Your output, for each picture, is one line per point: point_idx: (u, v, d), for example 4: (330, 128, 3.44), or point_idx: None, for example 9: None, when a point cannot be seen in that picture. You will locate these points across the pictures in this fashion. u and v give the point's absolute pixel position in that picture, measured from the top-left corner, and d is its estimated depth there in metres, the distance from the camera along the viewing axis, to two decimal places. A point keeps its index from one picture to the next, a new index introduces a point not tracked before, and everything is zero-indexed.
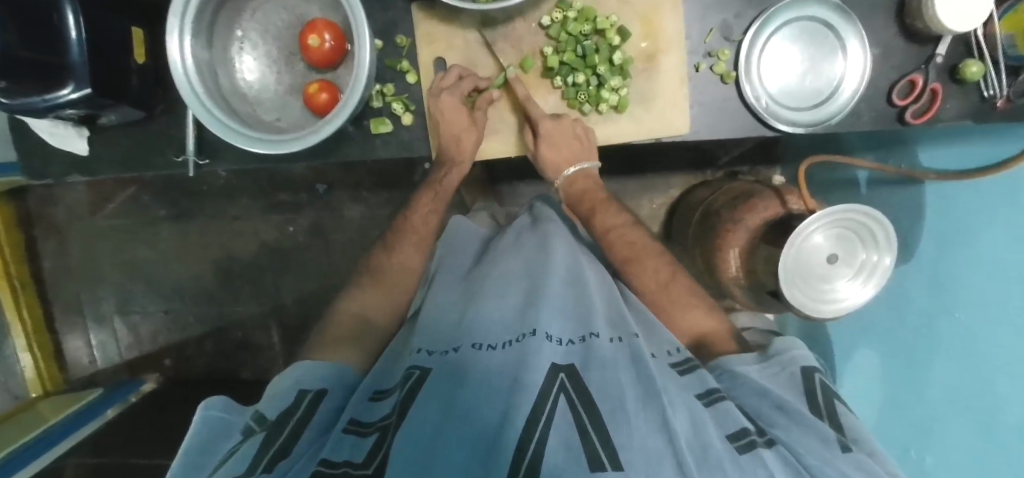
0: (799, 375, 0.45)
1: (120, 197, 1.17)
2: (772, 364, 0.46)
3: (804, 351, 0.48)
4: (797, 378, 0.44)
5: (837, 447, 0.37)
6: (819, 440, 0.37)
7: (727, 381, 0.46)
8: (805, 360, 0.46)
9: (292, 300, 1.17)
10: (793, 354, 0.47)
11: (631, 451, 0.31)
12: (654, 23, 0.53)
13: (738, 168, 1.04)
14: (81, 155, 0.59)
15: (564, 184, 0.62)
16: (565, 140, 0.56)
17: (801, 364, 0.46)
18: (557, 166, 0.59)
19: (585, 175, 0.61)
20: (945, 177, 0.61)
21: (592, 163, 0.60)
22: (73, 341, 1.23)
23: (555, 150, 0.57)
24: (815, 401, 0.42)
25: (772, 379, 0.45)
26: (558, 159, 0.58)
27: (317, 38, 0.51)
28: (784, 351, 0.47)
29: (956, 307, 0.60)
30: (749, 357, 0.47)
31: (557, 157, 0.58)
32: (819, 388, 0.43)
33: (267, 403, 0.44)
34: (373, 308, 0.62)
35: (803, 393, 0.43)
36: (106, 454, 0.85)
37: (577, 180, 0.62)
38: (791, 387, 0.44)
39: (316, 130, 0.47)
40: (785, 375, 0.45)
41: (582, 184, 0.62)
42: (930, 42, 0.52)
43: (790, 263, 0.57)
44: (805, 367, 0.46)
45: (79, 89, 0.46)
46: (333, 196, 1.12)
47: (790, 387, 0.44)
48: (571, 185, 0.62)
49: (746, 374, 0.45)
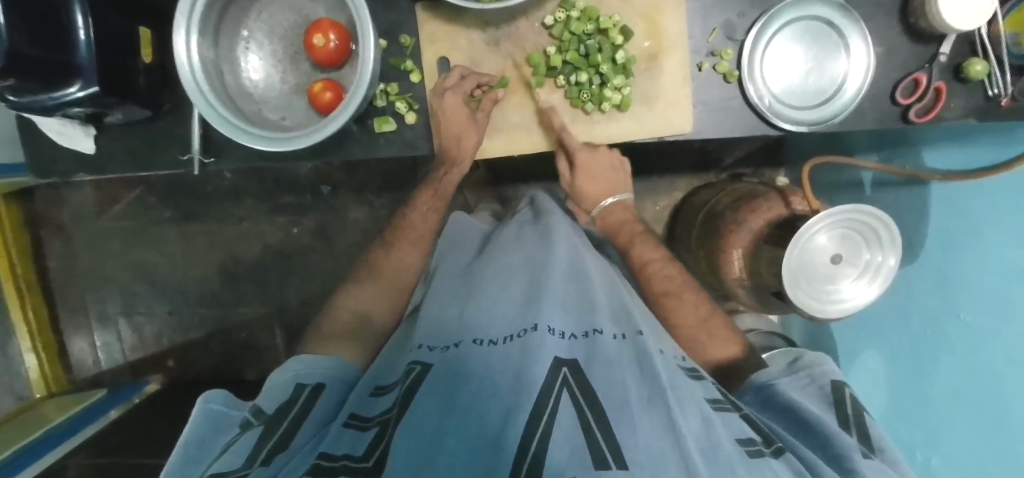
0: (829, 388, 0.47)
1: (126, 199, 1.18)
2: (803, 377, 0.49)
3: (835, 368, 0.51)
4: (827, 390, 0.47)
5: (853, 456, 0.37)
6: (835, 451, 0.38)
7: (757, 393, 0.48)
8: (834, 375, 0.49)
9: (296, 301, 1.18)
10: (823, 368, 0.50)
11: (635, 450, 0.30)
12: (657, 22, 0.54)
13: (741, 170, 1.04)
14: (87, 153, 0.60)
15: (601, 215, 0.65)
16: (600, 172, 0.60)
17: (832, 379, 0.48)
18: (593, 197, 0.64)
19: (622, 206, 0.65)
20: (950, 178, 0.60)
21: (627, 191, 0.64)
22: (77, 342, 1.24)
23: (591, 179, 0.61)
24: (842, 414, 0.44)
25: (801, 390, 0.47)
26: (593, 187, 0.62)
27: (322, 37, 0.51)
28: (815, 365, 0.50)
29: (962, 307, 0.60)
30: (779, 370, 0.50)
31: (592, 186, 0.62)
32: (849, 400, 0.45)
33: (267, 397, 0.44)
34: (372, 306, 0.62)
35: (832, 404, 0.45)
36: (109, 454, 0.85)
37: (614, 213, 0.65)
38: (820, 398, 0.46)
39: (320, 128, 0.47)
40: (814, 387, 0.48)
41: (618, 215, 0.65)
42: (934, 41, 0.52)
43: (794, 264, 0.56)
44: (834, 382, 0.48)
45: (86, 87, 0.47)
46: (337, 198, 1.13)
47: (820, 399, 0.46)
48: (607, 216, 0.65)
49: (776, 387, 0.47)
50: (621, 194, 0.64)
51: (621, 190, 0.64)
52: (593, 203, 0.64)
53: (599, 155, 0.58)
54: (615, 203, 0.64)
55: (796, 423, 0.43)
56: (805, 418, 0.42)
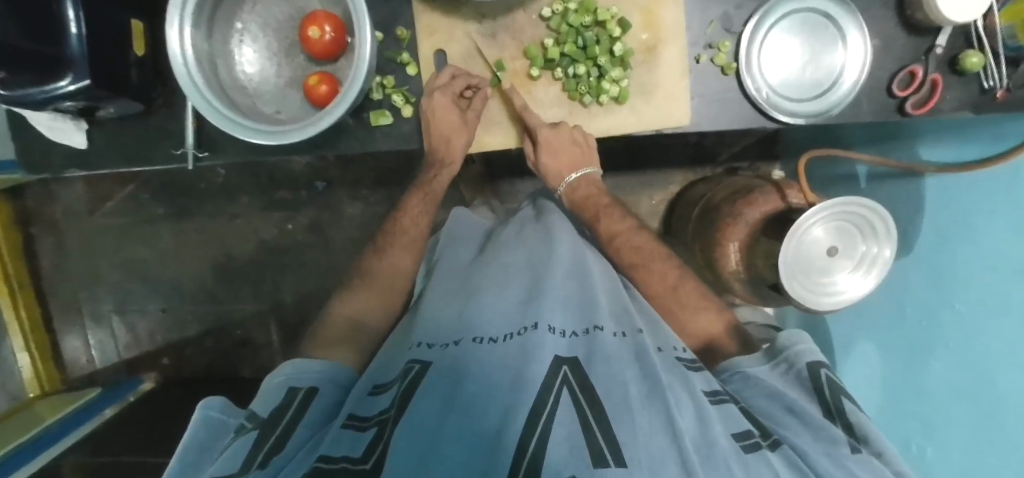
0: (806, 371, 0.45)
1: (119, 195, 1.17)
2: (782, 363, 0.46)
3: (811, 344, 0.47)
4: (804, 376, 0.44)
5: (843, 449, 0.37)
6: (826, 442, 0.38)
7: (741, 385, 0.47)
8: (812, 355, 0.46)
9: (291, 298, 1.17)
10: (799, 348, 0.46)
11: (634, 448, 0.30)
12: (655, 14, 0.53)
13: (737, 164, 1.04)
14: (79, 148, 0.59)
15: (567, 191, 0.63)
16: (563, 148, 0.58)
17: (808, 360, 0.45)
18: (557, 172, 0.61)
19: (586, 181, 0.63)
20: (946, 170, 0.61)
21: (592, 167, 0.61)
22: (71, 341, 1.23)
23: (554, 157, 0.59)
24: (823, 402, 0.42)
25: (781, 378, 0.45)
26: (559, 164, 0.60)
27: (318, 29, 0.51)
28: (791, 346, 0.47)
29: (956, 298, 0.60)
30: (758, 359, 0.49)
31: (556, 162, 0.59)
32: (827, 386, 0.43)
33: (260, 403, 0.44)
34: (361, 313, 0.62)
35: (812, 391, 0.43)
36: (104, 453, 0.85)
37: (580, 186, 0.63)
38: (799, 386, 0.44)
39: (316, 121, 0.47)
40: (792, 374, 0.45)
41: (584, 190, 0.63)
42: (929, 33, 0.53)
43: (790, 257, 0.57)
44: (811, 363, 0.45)
45: (78, 80, 0.46)
46: (332, 194, 1.12)
47: (798, 385, 0.44)
48: (573, 191, 0.63)
49: (757, 379, 0.46)
50: (587, 168, 0.61)
51: (588, 165, 0.61)
52: (557, 179, 0.62)
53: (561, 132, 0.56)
54: (581, 178, 0.62)
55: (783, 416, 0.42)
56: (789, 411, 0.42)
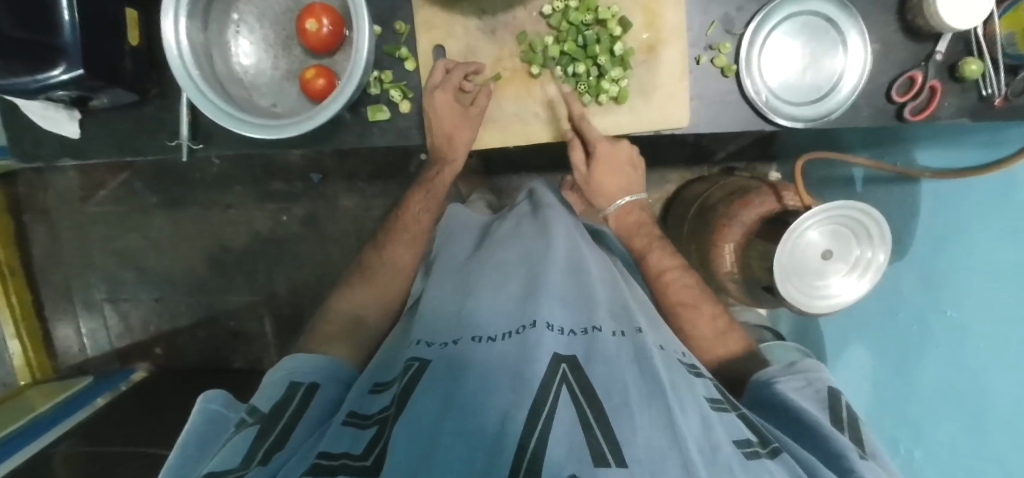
0: (825, 392, 0.47)
1: (112, 183, 1.15)
2: (802, 379, 0.48)
3: (828, 374, 0.51)
4: (822, 394, 0.47)
5: (851, 457, 0.37)
6: (833, 452, 0.38)
7: (759, 393, 0.49)
8: (830, 382, 0.49)
9: (286, 290, 1.17)
10: (820, 373, 0.49)
11: (634, 448, 0.30)
12: (656, 13, 0.53)
13: (734, 163, 1.04)
14: (71, 138, 0.58)
15: (616, 215, 0.63)
16: (619, 167, 0.59)
17: (828, 385, 0.48)
18: (609, 195, 0.62)
19: (636, 206, 0.64)
20: (940, 176, 0.61)
21: (639, 193, 0.63)
22: (61, 328, 1.22)
23: (608, 174, 0.59)
24: (837, 417, 0.44)
25: (799, 390, 0.47)
26: (610, 185, 0.60)
27: (315, 22, 0.50)
28: (813, 370, 0.50)
29: (948, 304, 0.61)
30: (778, 370, 0.50)
31: (610, 181, 0.60)
32: (844, 407, 0.45)
33: (261, 396, 0.44)
34: (360, 311, 0.62)
35: (828, 408, 0.45)
36: (96, 442, 0.84)
37: (629, 212, 0.63)
38: (816, 401, 0.46)
39: (313, 115, 0.46)
40: (811, 389, 0.47)
41: (632, 218, 0.63)
42: (930, 39, 0.53)
43: (784, 260, 0.57)
44: (830, 388, 0.48)
45: (71, 70, 0.45)
46: (327, 186, 1.11)
47: (816, 400, 0.46)
48: (622, 218, 0.63)
49: (773, 387, 0.47)
50: (636, 194, 0.63)
51: (636, 190, 0.63)
52: (607, 202, 0.62)
53: (619, 150, 0.57)
54: (629, 203, 0.62)
55: (794, 423, 0.43)
56: (803, 418, 0.42)
